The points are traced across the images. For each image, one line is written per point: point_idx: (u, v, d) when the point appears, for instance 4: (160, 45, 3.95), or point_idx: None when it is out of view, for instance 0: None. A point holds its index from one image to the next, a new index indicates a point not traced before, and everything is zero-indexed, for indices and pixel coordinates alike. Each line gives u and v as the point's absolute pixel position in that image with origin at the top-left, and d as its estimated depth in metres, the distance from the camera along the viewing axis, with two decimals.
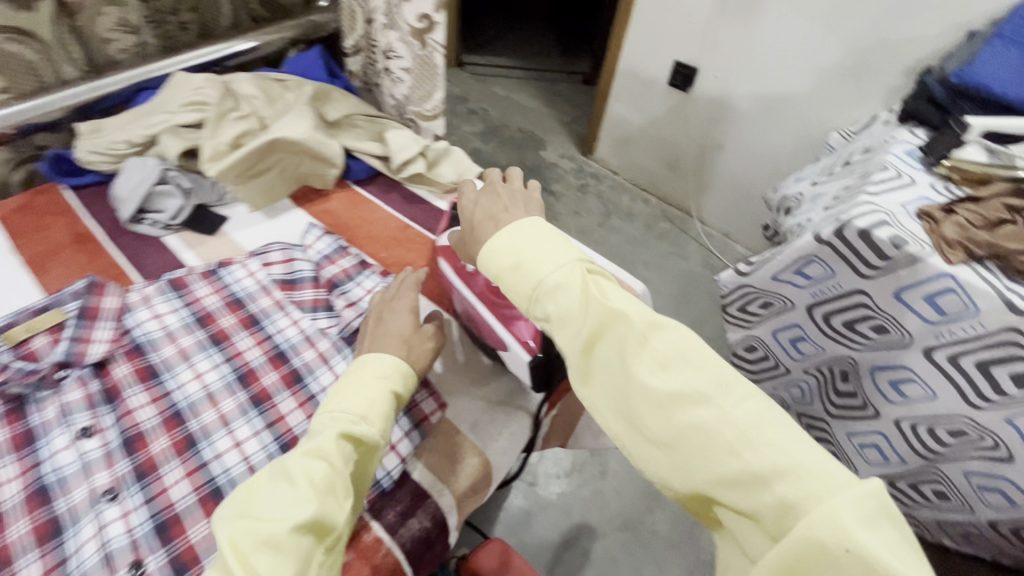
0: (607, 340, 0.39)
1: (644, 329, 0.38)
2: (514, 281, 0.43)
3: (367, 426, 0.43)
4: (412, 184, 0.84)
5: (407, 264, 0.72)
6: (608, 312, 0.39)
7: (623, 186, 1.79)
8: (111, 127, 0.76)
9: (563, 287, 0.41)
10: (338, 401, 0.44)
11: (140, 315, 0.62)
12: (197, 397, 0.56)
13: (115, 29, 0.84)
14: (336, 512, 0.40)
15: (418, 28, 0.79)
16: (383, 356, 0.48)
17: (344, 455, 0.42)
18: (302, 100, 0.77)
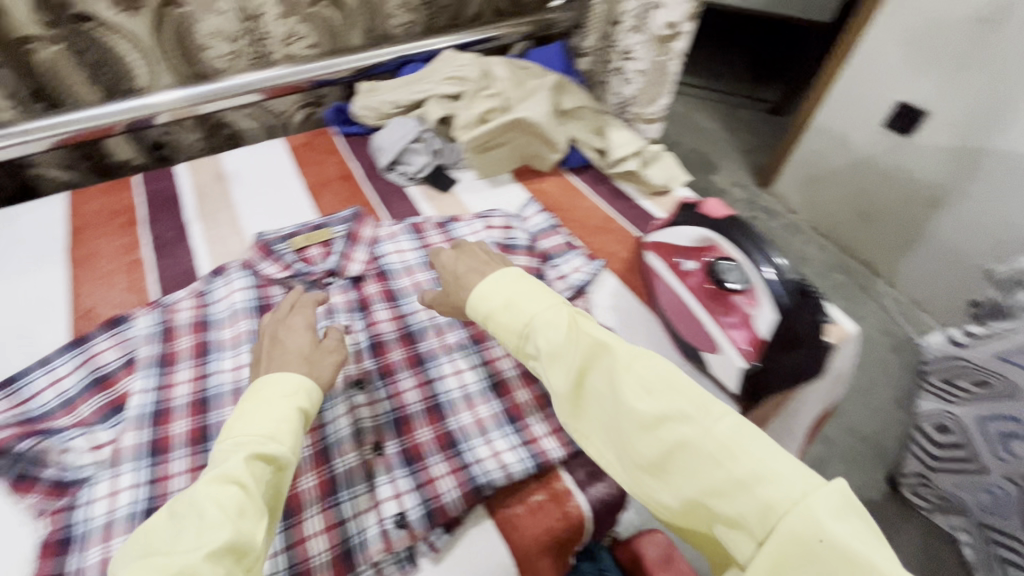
0: (596, 371, 0.43)
1: (628, 358, 0.43)
2: (509, 319, 0.48)
3: (276, 444, 0.42)
4: (621, 180, 0.87)
5: (612, 253, 0.76)
6: (589, 346, 0.44)
7: (797, 227, 1.66)
8: (385, 89, 0.88)
9: (550, 324, 0.46)
10: (241, 422, 0.43)
11: (387, 247, 0.72)
12: (428, 322, 0.64)
13: (398, 8, 0.96)
14: (249, 530, 0.37)
15: (661, 35, 0.80)
16: (285, 375, 0.47)
17: (259, 473, 0.40)
18: (544, 87, 0.84)
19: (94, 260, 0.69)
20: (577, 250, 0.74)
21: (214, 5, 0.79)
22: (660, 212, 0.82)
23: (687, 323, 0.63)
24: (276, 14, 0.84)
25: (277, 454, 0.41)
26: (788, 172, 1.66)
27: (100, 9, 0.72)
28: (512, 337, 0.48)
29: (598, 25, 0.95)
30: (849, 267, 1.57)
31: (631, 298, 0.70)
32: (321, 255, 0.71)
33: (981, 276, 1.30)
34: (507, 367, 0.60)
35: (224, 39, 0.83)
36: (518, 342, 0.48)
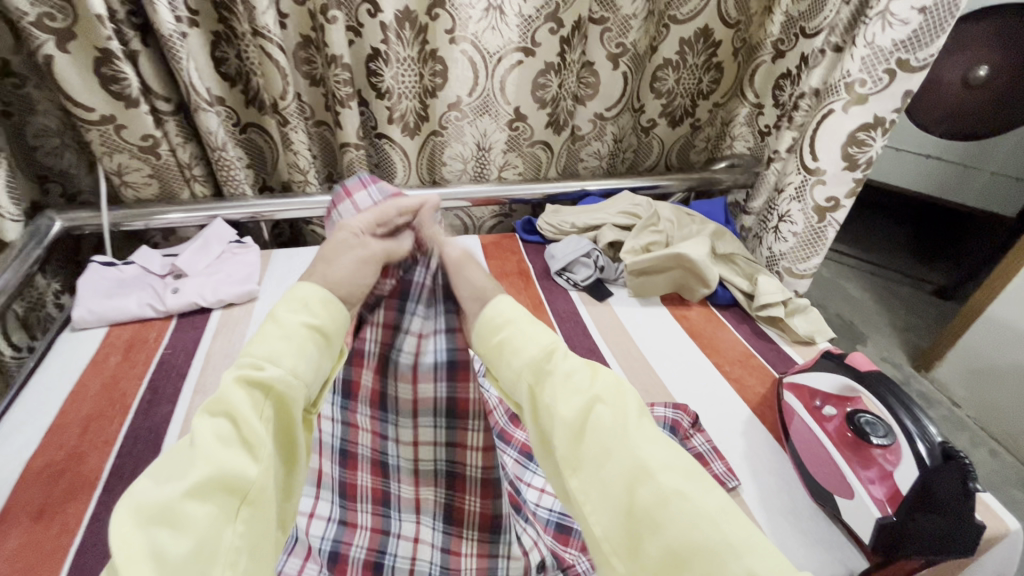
0: (606, 410, 0.45)
1: (636, 411, 0.46)
2: (526, 334, 0.51)
3: (272, 367, 0.39)
4: (765, 324, 0.94)
5: (748, 386, 0.81)
6: (607, 386, 0.47)
7: (962, 421, 1.55)
8: (568, 212, 1.09)
9: (570, 358, 0.49)
10: (252, 345, 0.41)
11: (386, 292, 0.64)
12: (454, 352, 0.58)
13: (590, 155, 1.19)
14: (247, 472, 0.35)
15: (822, 206, 0.92)
16: (310, 284, 0.45)
17: (256, 406, 0.38)
18: (704, 233, 0.97)
19: None
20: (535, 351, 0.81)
21: (461, 139, 1.07)
22: (802, 360, 0.86)
23: (817, 462, 0.65)
24: (502, 150, 1.10)
25: (267, 381, 0.38)
26: (950, 359, 1.60)
27: (393, 133, 1.01)
28: (528, 349, 0.49)
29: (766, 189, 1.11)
30: None
31: (763, 431, 0.74)
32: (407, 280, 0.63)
33: None
34: None
35: (459, 160, 1.11)
36: (536, 357, 0.49)
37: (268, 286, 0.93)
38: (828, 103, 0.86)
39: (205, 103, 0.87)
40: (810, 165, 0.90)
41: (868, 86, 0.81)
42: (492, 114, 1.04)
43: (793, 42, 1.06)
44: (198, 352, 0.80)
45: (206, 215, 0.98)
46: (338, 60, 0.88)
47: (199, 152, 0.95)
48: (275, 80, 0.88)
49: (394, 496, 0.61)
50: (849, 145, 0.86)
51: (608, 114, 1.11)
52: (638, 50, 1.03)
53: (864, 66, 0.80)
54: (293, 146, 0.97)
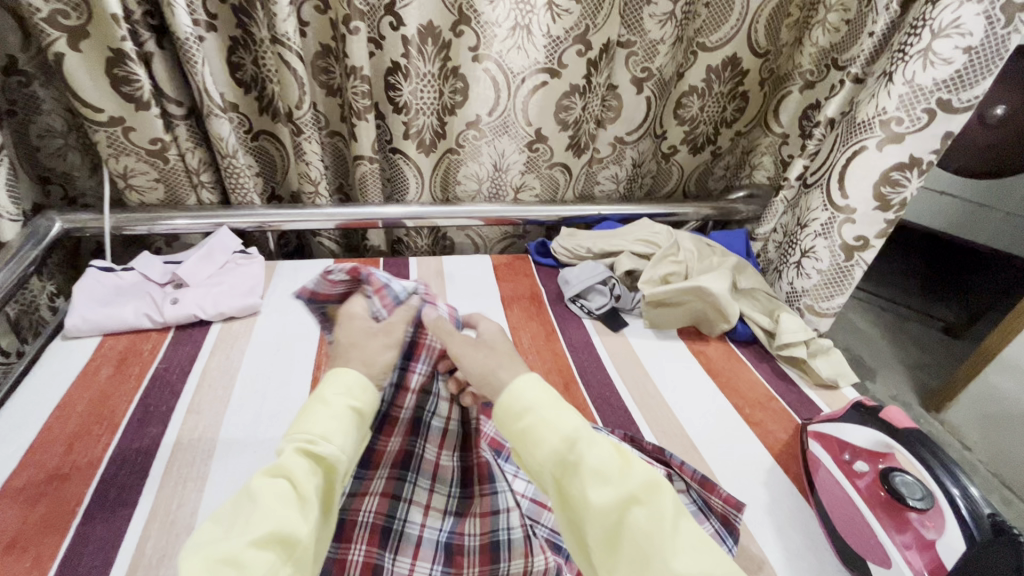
0: (642, 510, 0.43)
1: (671, 509, 0.44)
2: (551, 415, 0.47)
3: (324, 444, 0.44)
4: (786, 364, 0.90)
5: (769, 431, 0.77)
6: (640, 481, 0.44)
7: (973, 466, 1.50)
8: (583, 236, 1.05)
9: (600, 447, 0.45)
10: (304, 419, 0.45)
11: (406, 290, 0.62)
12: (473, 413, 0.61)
13: (607, 179, 1.15)
14: (301, 528, 0.40)
15: (850, 245, 0.90)
16: (345, 371, 0.49)
17: (309, 472, 0.43)
18: (725, 266, 0.94)
19: None
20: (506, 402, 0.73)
21: (478, 157, 1.04)
22: (824, 405, 0.83)
23: (848, 523, 0.61)
24: (519, 170, 1.07)
25: (325, 455, 0.43)
26: (961, 400, 1.56)
27: (408, 148, 0.99)
28: (551, 438, 0.45)
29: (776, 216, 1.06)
30: None
31: (787, 483, 0.70)
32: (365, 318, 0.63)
33: None
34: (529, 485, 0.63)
35: (474, 180, 1.08)
36: (564, 448, 0.45)
37: (271, 300, 0.90)
38: (860, 139, 0.84)
39: (218, 109, 0.84)
40: (840, 202, 0.88)
41: (905, 126, 0.80)
42: (511, 133, 1.01)
43: (825, 74, 1.05)
44: (194, 369, 0.76)
45: (211, 223, 0.95)
46: (359, 71, 0.85)
47: (209, 159, 0.93)
48: (293, 88, 0.85)
49: (396, 535, 0.57)
50: (881, 185, 0.84)
51: (629, 139, 1.08)
52: (663, 76, 1.01)
53: (902, 104, 0.79)
54: (306, 156, 0.95)
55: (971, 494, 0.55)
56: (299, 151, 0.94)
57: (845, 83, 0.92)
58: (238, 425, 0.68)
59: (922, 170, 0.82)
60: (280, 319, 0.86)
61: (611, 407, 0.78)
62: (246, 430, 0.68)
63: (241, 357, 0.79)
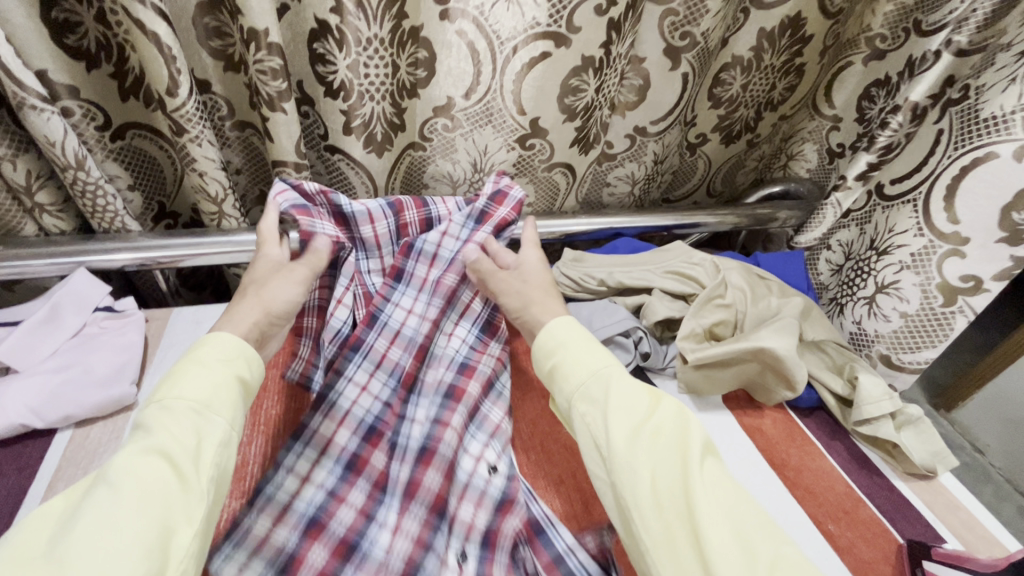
0: (666, 439, 0.47)
1: (700, 444, 0.47)
2: (582, 359, 0.53)
3: (209, 414, 0.42)
4: (863, 441, 0.69)
5: (865, 562, 0.56)
6: (665, 418, 0.48)
7: (987, 472, 1.35)
8: (594, 262, 0.79)
9: (628, 388, 0.50)
10: (173, 387, 0.43)
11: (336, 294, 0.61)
12: (376, 410, 0.59)
13: (618, 178, 0.89)
14: (190, 509, 0.38)
15: (953, 285, 0.69)
16: (227, 338, 0.47)
17: (190, 443, 0.40)
18: (790, 311, 0.70)
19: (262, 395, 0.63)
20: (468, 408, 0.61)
21: (450, 155, 0.76)
22: (924, 509, 0.62)
23: None
24: (508, 173, 0.79)
25: (213, 425, 0.42)
26: (977, 401, 1.40)
27: (352, 147, 0.69)
28: (578, 374, 0.52)
29: (824, 224, 0.88)
30: None
31: None
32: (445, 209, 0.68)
33: None
34: (478, 477, 0.57)
35: (447, 183, 0.80)
36: (588, 382, 0.51)
37: (154, 383, 0.62)
38: (987, 143, 0.64)
39: (37, 99, 0.53)
40: (945, 228, 0.69)
41: None
42: (496, 125, 0.72)
43: (902, 40, 0.78)
44: (15, 526, 0.49)
45: (63, 264, 0.65)
46: (263, 36, 0.56)
47: (45, 169, 0.62)
48: (158, 66, 0.55)
49: None
50: (1013, 209, 0.62)
51: (653, 130, 0.81)
52: (709, 45, 0.73)
53: None
54: (198, 165, 0.65)
55: None
56: (190, 162, 0.64)
57: (943, 55, 0.69)
58: None
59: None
60: None
61: None
62: None
63: None
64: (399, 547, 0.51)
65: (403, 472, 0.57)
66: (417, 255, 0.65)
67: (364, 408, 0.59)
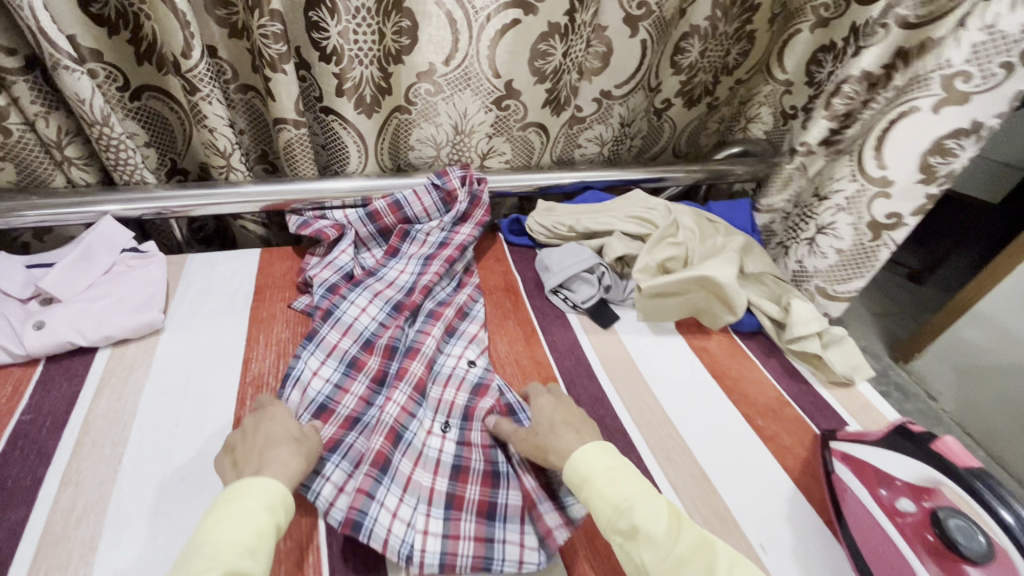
0: (699, 566, 0.42)
1: (728, 564, 0.42)
2: (604, 484, 0.48)
3: (252, 562, 0.39)
4: (795, 358, 0.80)
5: (785, 447, 0.67)
6: (690, 543, 0.44)
7: (937, 416, 1.44)
8: (564, 212, 0.89)
9: (651, 506, 0.46)
10: (219, 532, 0.40)
11: (342, 257, 0.79)
12: (373, 326, 0.70)
13: (588, 138, 0.98)
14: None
15: (879, 222, 0.79)
16: (265, 483, 0.45)
17: None
18: (732, 248, 0.81)
19: (271, 322, 0.72)
20: (454, 336, 0.73)
21: (434, 117, 0.84)
22: (840, 409, 0.73)
23: (885, 567, 0.53)
24: (486, 133, 0.88)
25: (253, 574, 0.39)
26: (930, 352, 1.48)
27: (344, 108, 0.78)
28: (604, 509, 0.46)
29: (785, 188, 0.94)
30: None
31: (810, 512, 0.61)
32: (422, 206, 0.84)
33: None
34: (451, 374, 0.68)
35: (431, 145, 0.89)
36: (611, 515, 0.46)
37: (177, 312, 0.71)
38: (912, 98, 0.72)
39: (69, 60, 0.61)
40: (875, 173, 0.77)
41: (973, 83, 0.67)
42: (474, 87, 0.81)
43: (843, 9, 0.86)
44: (71, 420, 0.58)
45: (90, 212, 0.73)
46: (265, 5, 0.63)
47: (73, 126, 0.70)
48: (174, 31, 0.63)
49: (394, 464, 0.57)
50: (931, 154, 0.72)
51: (617, 93, 0.90)
52: (665, 14, 0.82)
53: (974, 56, 0.65)
54: (208, 121, 0.73)
55: None
56: (201, 119, 0.73)
57: (888, 26, 0.74)
58: (127, 507, 0.51)
59: (981, 138, 0.69)
60: (189, 339, 0.68)
61: (600, 423, 0.66)
62: (140, 509, 0.51)
63: (139, 395, 0.61)
64: (392, 416, 0.61)
65: (394, 365, 0.67)
66: (412, 239, 0.84)
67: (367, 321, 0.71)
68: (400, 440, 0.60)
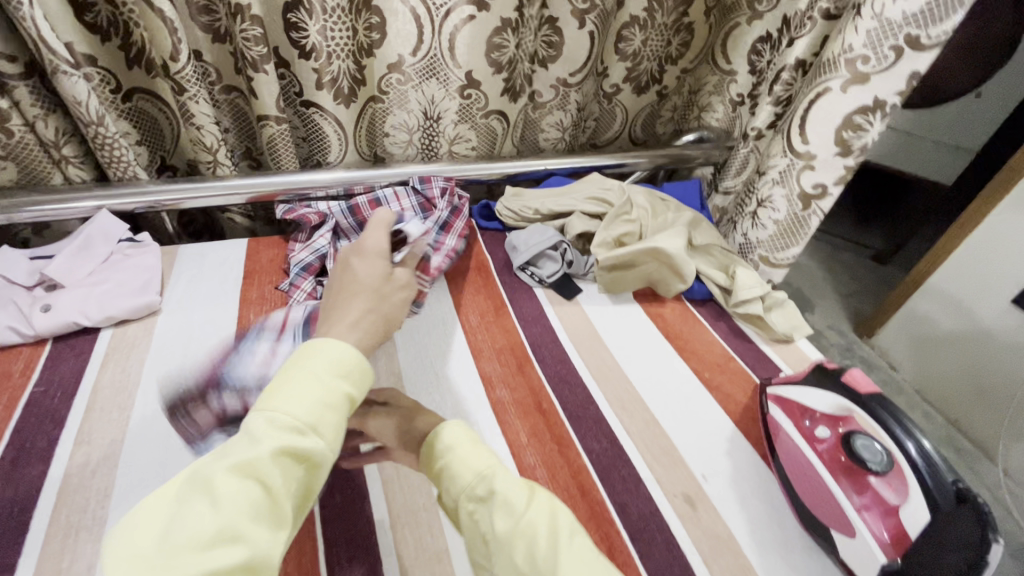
0: (540, 536, 0.38)
1: (564, 535, 0.38)
2: (470, 455, 0.44)
3: (313, 438, 0.37)
4: (742, 321, 0.88)
5: (729, 394, 0.75)
6: (539, 512, 0.40)
7: (900, 386, 1.51)
8: (530, 196, 0.96)
9: (510, 479, 0.42)
10: (284, 396, 0.38)
11: (325, 242, 0.85)
12: None
13: (551, 126, 1.06)
14: (262, 542, 0.32)
15: (807, 193, 0.89)
16: (341, 346, 0.43)
17: (286, 469, 0.35)
18: (681, 222, 0.89)
19: (261, 303, 0.79)
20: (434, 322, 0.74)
21: (406, 105, 0.91)
22: (780, 362, 0.82)
23: (808, 490, 0.60)
24: (453, 119, 0.95)
25: (314, 451, 0.37)
26: (893, 325, 1.54)
27: (324, 100, 0.85)
28: (468, 474, 0.43)
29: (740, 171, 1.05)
30: (957, 444, 1.38)
31: (748, 449, 0.69)
32: (401, 206, 0.91)
33: None
34: None
35: (405, 130, 0.95)
36: (472, 482, 0.42)
37: (172, 295, 0.77)
38: (825, 79, 0.81)
39: (67, 65, 0.67)
40: (800, 147, 0.86)
41: (870, 65, 0.76)
42: (440, 78, 0.88)
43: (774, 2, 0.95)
44: (80, 390, 0.64)
45: (85, 206, 0.78)
46: (247, 10, 0.70)
47: (70, 127, 0.76)
48: (163, 36, 0.69)
49: None
50: (843, 129, 0.82)
51: (572, 80, 0.98)
52: (607, 7, 0.89)
53: (869, 41, 0.75)
54: (196, 119, 0.79)
55: (927, 451, 0.55)
56: (189, 118, 0.79)
57: (813, 18, 0.85)
58: (136, 462, 0.58)
59: (886, 113, 0.79)
60: (185, 318, 0.74)
61: (563, 380, 0.74)
62: (146, 461, 0.58)
63: (141, 367, 0.67)
64: None
65: None
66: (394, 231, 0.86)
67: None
68: None
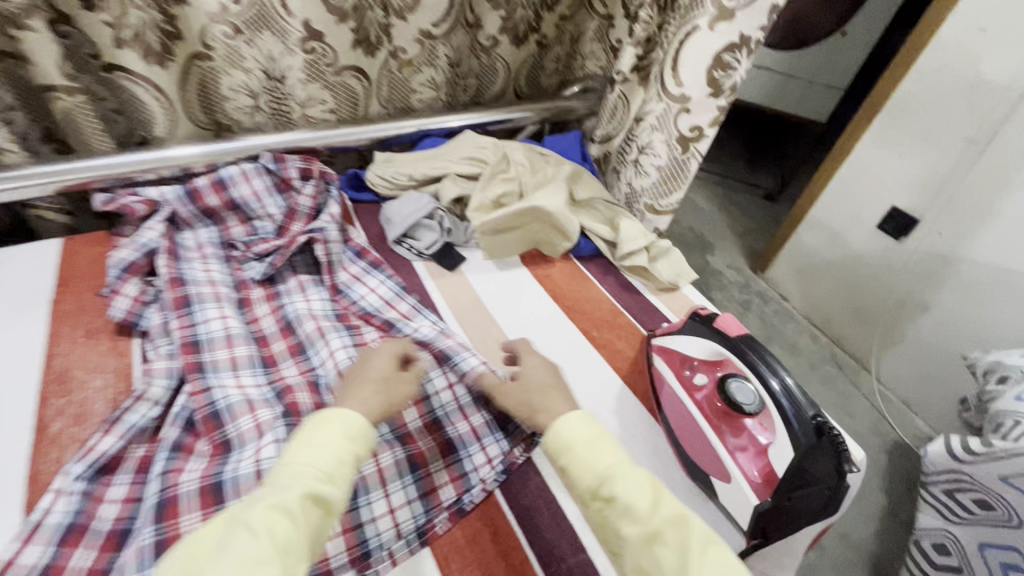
0: (669, 538, 0.40)
1: (700, 542, 0.39)
2: (588, 455, 0.45)
3: (332, 487, 0.40)
4: (629, 273, 0.87)
5: (617, 350, 0.74)
6: (665, 520, 0.41)
7: (790, 315, 1.61)
8: (401, 161, 0.88)
9: (634, 478, 0.43)
10: (308, 449, 0.41)
11: (152, 234, 0.72)
12: (218, 332, 0.64)
13: (422, 85, 0.97)
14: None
15: (686, 136, 0.88)
16: (344, 411, 0.45)
17: (311, 510, 0.38)
18: (559, 176, 0.87)
19: (80, 314, 0.66)
20: (329, 332, 0.67)
21: (241, 63, 0.78)
22: (666, 311, 0.82)
23: (689, 440, 0.61)
24: (300, 79, 0.83)
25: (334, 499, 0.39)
26: (782, 258, 1.62)
27: (130, 60, 0.71)
28: (589, 476, 0.44)
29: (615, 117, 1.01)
30: (840, 361, 1.50)
31: (635, 404, 0.68)
32: (251, 188, 0.78)
33: (967, 376, 1.26)
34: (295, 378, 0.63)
35: (247, 93, 0.83)
36: (595, 485, 0.43)
37: None
38: (695, 17, 0.78)
39: None
40: (675, 91, 0.84)
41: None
42: (275, 30, 0.77)
43: None
44: None
45: None
46: None
47: None
48: None
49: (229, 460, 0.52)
50: (715, 69, 0.80)
51: (438, 32, 0.90)
52: None
53: None
54: None
55: (788, 387, 0.56)
56: None
57: None
58: None
59: (751, 50, 0.79)
60: None
61: None
62: None
63: None
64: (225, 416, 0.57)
65: (234, 364, 0.62)
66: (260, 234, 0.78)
67: (208, 282, 0.70)
68: (229, 448, 0.54)
